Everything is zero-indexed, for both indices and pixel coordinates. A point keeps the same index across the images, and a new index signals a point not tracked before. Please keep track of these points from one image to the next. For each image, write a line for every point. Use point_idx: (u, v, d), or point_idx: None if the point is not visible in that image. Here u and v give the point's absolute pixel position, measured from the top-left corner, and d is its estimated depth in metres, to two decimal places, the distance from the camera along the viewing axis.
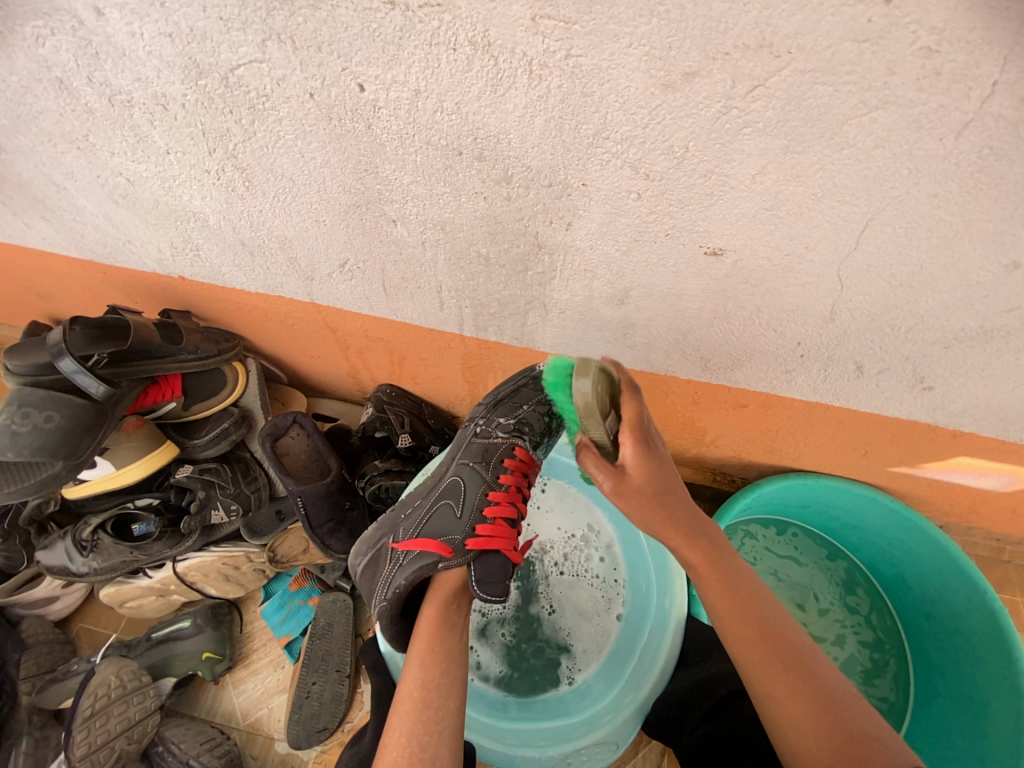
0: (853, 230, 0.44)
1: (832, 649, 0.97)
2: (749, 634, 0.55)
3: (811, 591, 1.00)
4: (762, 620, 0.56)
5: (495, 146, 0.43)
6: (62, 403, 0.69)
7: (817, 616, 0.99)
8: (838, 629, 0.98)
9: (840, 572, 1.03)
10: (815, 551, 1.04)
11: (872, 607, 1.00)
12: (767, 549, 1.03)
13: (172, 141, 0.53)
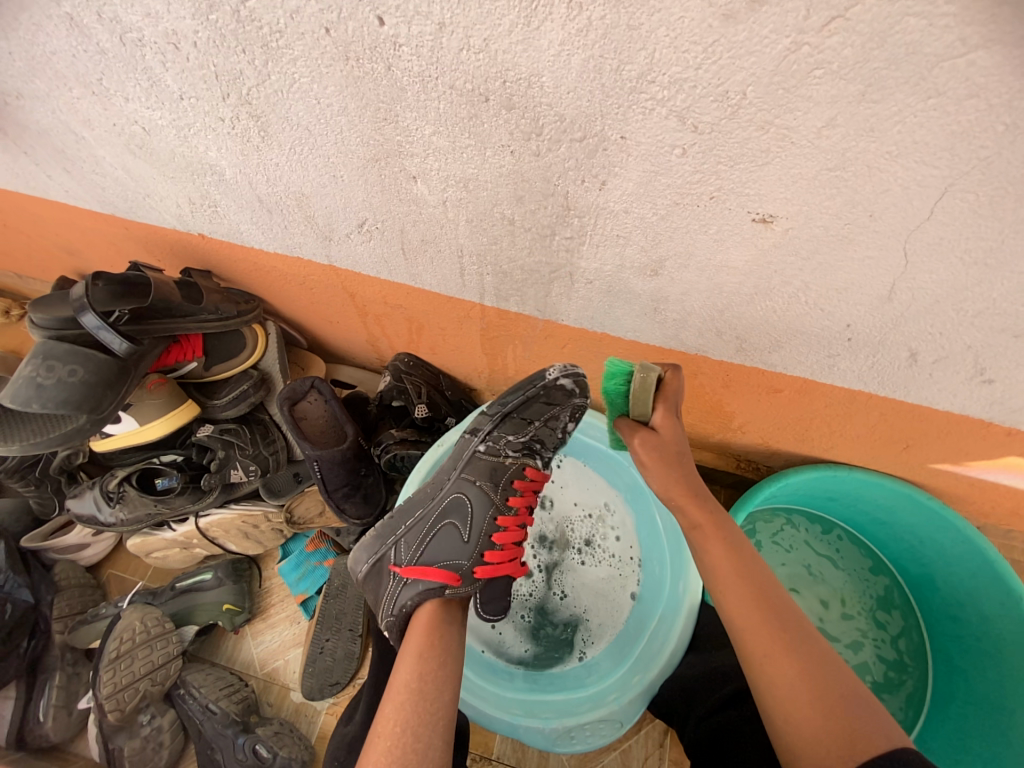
0: (928, 197, 0.39)
1: (847, 653, 0.94)
2: (747, 596, 0.52)
3: (839, 593, 0.97)
4: (758, 583, 0.52)
5: (525, 91, 0.39)
6: (85, 358, 0.69)
7: (839, 619, 0.95)
8: (859, 635, 0.95)
9: (878, 586, 0.98)
10: (858, 559, 0.99)
11: (902, 628, 0.95)
12: (806, 542, 1.00)
13: (186, 86, 0.50)
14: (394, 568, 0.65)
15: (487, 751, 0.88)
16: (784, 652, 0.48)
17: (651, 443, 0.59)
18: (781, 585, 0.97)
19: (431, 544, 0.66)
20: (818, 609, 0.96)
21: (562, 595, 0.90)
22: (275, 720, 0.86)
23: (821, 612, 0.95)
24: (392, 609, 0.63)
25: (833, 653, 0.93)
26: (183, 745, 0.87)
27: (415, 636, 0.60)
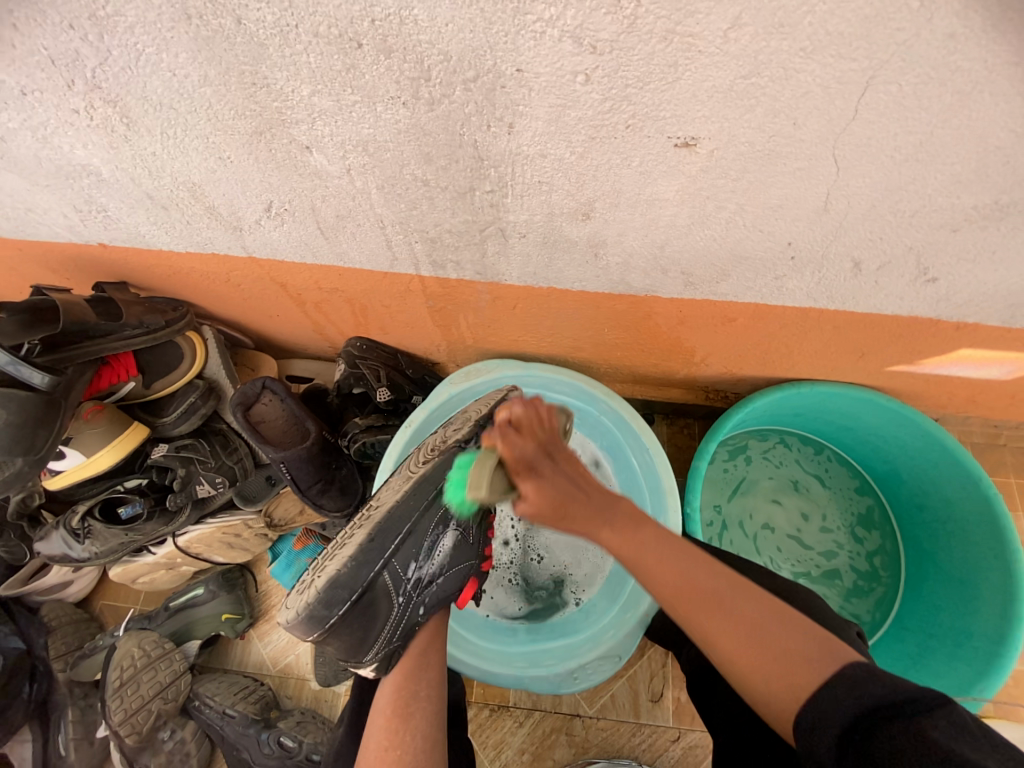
0: (850, 94, 0.36)
1: (819, 559, 0.99)
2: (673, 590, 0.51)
3: (821, 508, 1.01)
4: (687, 574, 0.51)
5: (399, 30, 0.34)
6: (4, 399, 0.63)
7: (814, 530, 1.00)
8: (835, 545, 1.00)
9: (865, 508, 1.01)
10: (847, 481, 1.03)
11: (879, 543, 1.00)
12: (798, 460, 1.03)
13: (20, 77, 0.43)
14: (396, 590, 0.61)
15: (504, 701, 0.93)
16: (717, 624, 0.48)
17: (540, 497, 0.51)
18: (767, 496, 1.01)
19: (436, 556, 0.64)
20: (797, 520, 1.00)
21: (540, 557, 0.93)
22: (295, 711, 0.89)
23: (799, 522, 1.00)
24: (396, 634, 0.62)
25: (805, 558, 0.99)
26: (210, 750, 0.90)
27: (411, 660, 0.62)
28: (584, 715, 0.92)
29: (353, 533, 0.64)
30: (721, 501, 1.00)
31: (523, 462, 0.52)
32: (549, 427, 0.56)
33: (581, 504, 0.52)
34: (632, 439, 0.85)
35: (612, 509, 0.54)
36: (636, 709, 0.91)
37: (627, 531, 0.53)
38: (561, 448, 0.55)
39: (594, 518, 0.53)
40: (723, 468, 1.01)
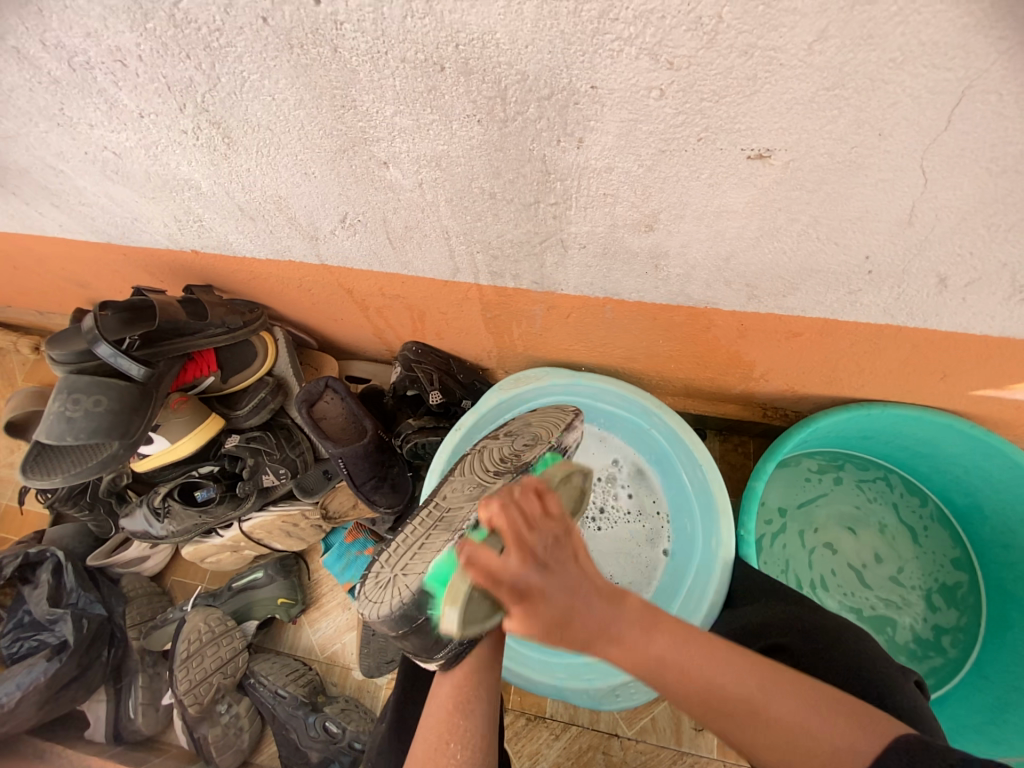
0: (943, 105, 0.34)
1: (874, 601, 0.91)
2: (697, 704, 0.47)
3: (899, 558, 0.93)
4: (711, 685, 0.46)
5: (480, 53, 0.36)
6: (108, 387, 0.72)
7: (880, 573, 0.92)
8: (900, 600, 0.91)
9: (955, 586, 0.91)
10: (947, 549, 0.92)
11: (957, 623, 0.89)
12: (893, 503, 0.95)
13: (143, 103, 0.49)
14: None
15: (540, 710, 0.92)
16: (716, 662, 0.47)
17: (534, 619, 0.44)
18: (840, 521, 0.95)
19: None
20: (865, 556, 0.93)
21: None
22: (340, 698, 0.93)
23: (865, 557, 0.93)
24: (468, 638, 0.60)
25: (858, 596, 0.92)
26: (261, 728, 0.95)
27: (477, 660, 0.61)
28: (623, 735, 0.89)
29: (427, 531, 0.63)
30: (788, 506, 0.96)
31: (495, 584, 0.44)
32: (550, 508, 0.48)
33: (588, 609, 0.45)
34: (683, 454, 0.83)
35: (617, 615, 0.47)
36: (677, 735, 0.88)
37: (620, 587, 0.49)
38: (573, 535, 0.48)
39: (596, 593, 0.46)
40: (803, 478, 0.97)
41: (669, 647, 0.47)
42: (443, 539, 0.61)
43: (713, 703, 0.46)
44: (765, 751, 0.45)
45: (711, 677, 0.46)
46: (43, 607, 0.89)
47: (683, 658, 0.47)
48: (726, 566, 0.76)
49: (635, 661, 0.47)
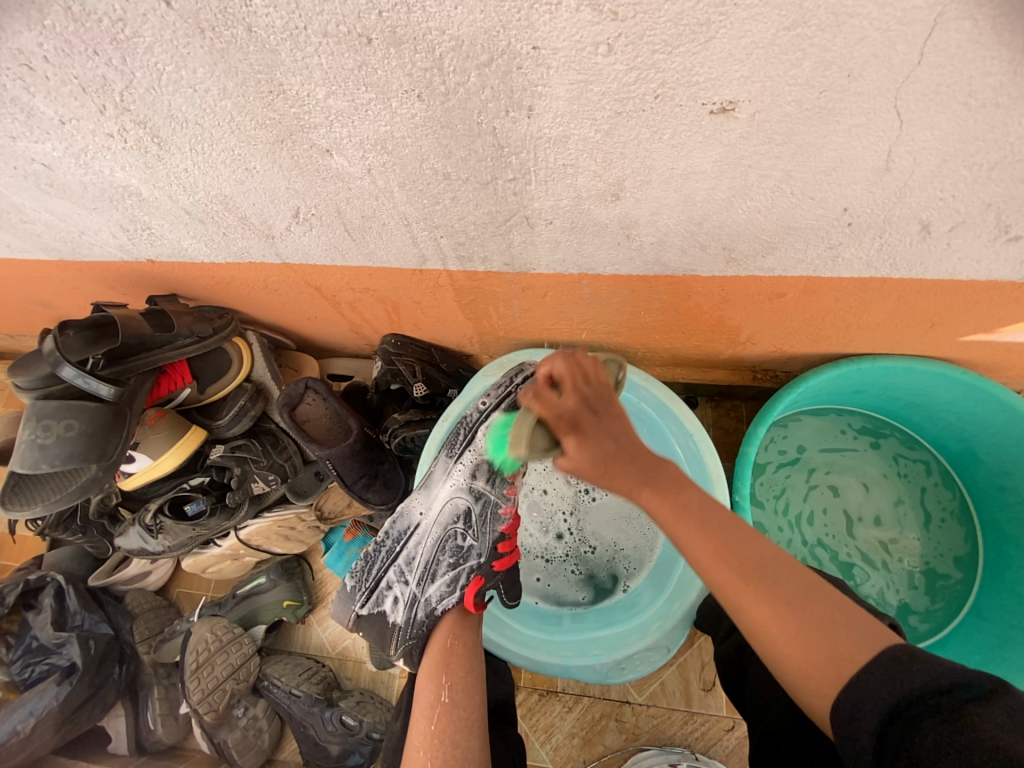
0: (915, 36, 0.32)
1: (855, 549, 0.93)
2: (707, 551, 0.47)
3: (898, 531, 0.93)
4: (722, 537, 0.47)
5: (408, 19, 0.33)
6: (77, 410, 0.70)
7: (872, 532, 0.93)
8: (882, 561, 0.92)
9: (942, 577, 0.91)
10: (954, 546, 0.91)
11: (925, 606, 0.90)
12: (908, 479, 0.94)
13: (59, 107, 0.45)
14: (403, 590, 0.72)
15: (552, 686, 0.94)
16: (757, 596, 0.45)
17: (585, 452, 0.48)
18: (855, 477, 0.95)
19: (435, 555, 0.73)
20: (867, 510, 0.94)
21: (591, 547, 0.92)
22: (354, 691, 0.94)
23: (865, 513, 0.94)
24: (409, 635, 0.69)
25: (840, 540, 0.93)
26: (280, 726, 0.97)
27: (430, 663, 0.65)
28: (634, 702, 0.91)
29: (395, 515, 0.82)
30: (810, 447, 0.96)
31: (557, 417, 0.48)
32: (598, 378, 0.52)
33: (632, 453, 0.49)
34: (674, 424, 0.82)
35: (632, 445, 0.50)
36: (687, 698, 0.90)
37: (669, 493, 0.49)
38: (617, 403, 0.52)
39: (636, 472, 0.49)
40: (837, 428, 0.97)
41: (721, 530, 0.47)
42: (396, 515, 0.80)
43: (730, 555, 0.46)
44: (765, 630, 0.44)
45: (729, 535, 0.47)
46: (48, 632, 0.89)
47: (717, 519, 0.48)
48: None
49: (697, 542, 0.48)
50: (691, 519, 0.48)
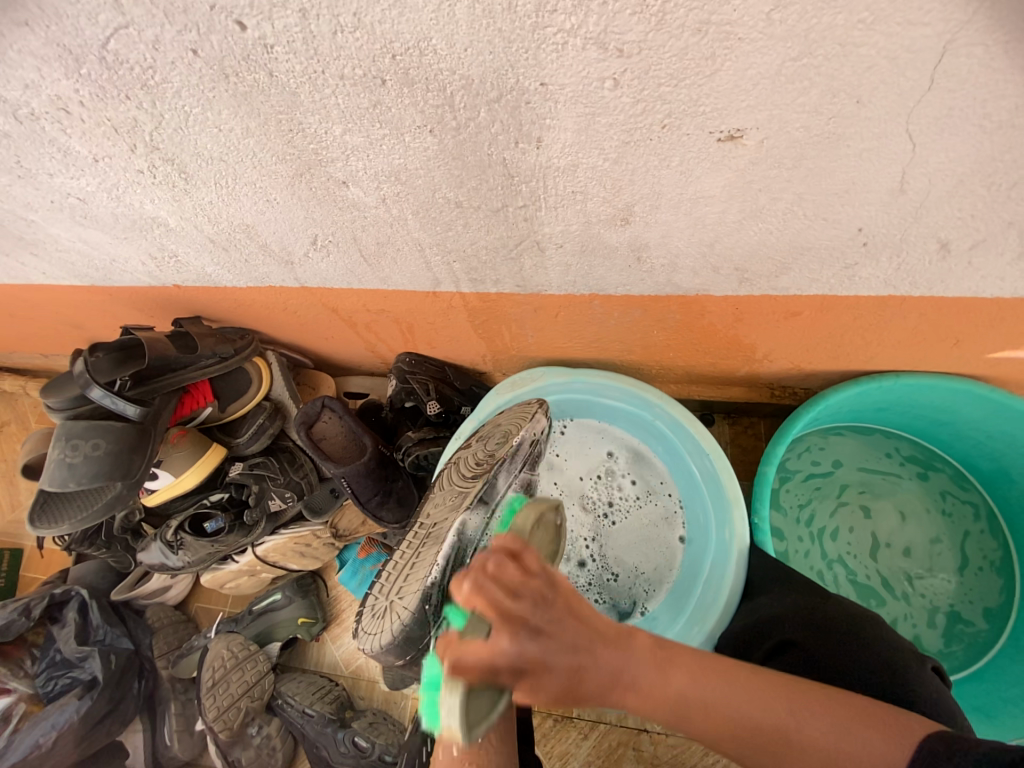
0: (923, 63, 0.32)
1: (874, 571, 0.90)
2: (714, 733, 0.41)
3: (926, 566, 0.89)
4: (733, 720, 0.41)
5: (419, 61, 0.34)
6: (104, 430, 0.72)
7: (897, 559, 0.89)
8: (902, 591, 0.88)
9: (965, 623, 0.86)
10: (987, 596, 0.86)
11: (940, 646, 0.86)
12: (948, 515, 0.90)
13: (94, 147, 0.48)
14: None
15: (567, 711, 0.92)
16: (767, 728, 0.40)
17: (537, 692, 0.39)
18: (891, 503, 0.91)
19: None
20: (897, 536, 0.90)
21: (615, 575, 0.90)
22: (368, 712, 0.94)
23: (894, 539, 0.90)
24: None
25: (859, 560, 0.90)
26: (293, 746, 0.96)
27: None
28: (652, 730, 0.89)
29: (416, 549, 0.63)
30: (847, 464, 0.93)
31: (495, 672, 0.39)
32: (526, 579, 0.40)
33: (596, 667, 0.40)
34: (690, 443, 0.81)
35: (627, 664, 0.41)
36: None
37: (627, 645, 0.41)
38: (563, 590, 0.41)
39: (583, 634, 0.40)
40: (882, 451, 0.93)
41: (689, 678, 0.41)
42: (431, 554, 0.60)
43: (734, 731, 0.41)
44: (750, 735, 0.40)
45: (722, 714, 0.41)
46: (71, 646, 0.91)
47: (703, 689, 0.41)
48: (741, 554, 0.75)
49: (654, 704, 0.41)
50: (670, 702, 0.41)
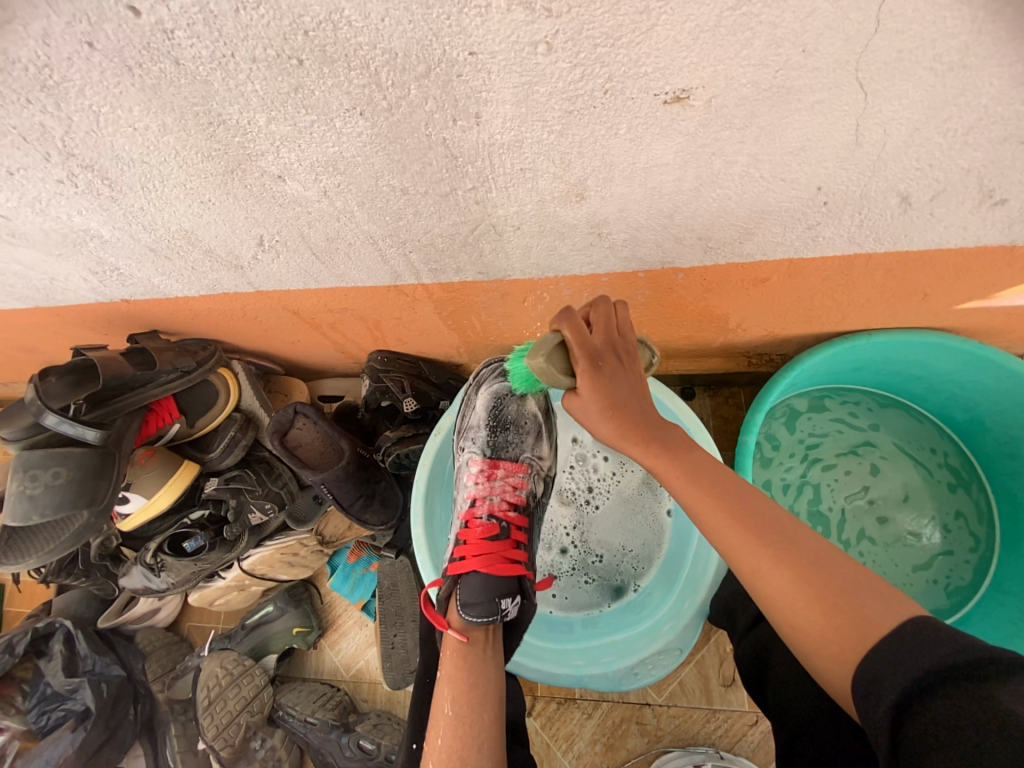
0: (866, 4, 0.30)
1: (842, 508, 0.91)
2: (710, 501, 0.46)
3: (884, 540, 0.90)
4: (736, 502, 0.45)
5: (336, 37, 0.31)
6: (64, 457, 0.69)
7: (866, 510, 0.91)
8: (855, 538, 0.90)
9: None
10: (922, 600, 0.88)
11: None
12: (941, 526, 0.90)
13: (4, 158, 0.44)
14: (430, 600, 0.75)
15: (570, 693, 0.92)
16: (773, 555, 0.42)
17: (600, 385, 0.49)
18: (899, 485, 0.91)
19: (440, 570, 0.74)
20: (887, 503, 0.90)
21: (599, 556, 0.90)
22: (371, 714, 0.93)
23: (882, 501, 0.91)
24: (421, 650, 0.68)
25: (836, 496, 0.92)
26: (300, 755, 0.96)
27: (458, 663, 0.58)
28: (653, 704, 0.90)
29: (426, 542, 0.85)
30: (883, 436, 0.92)
31: (581, 343, 0.51)
32: (629, 330, 0.54)
33: (643, 407, 0.50)
34: (671, 420, 0.81)
35: (681, 446, 0.49)
36: (708, 695, 0.89)
37: (676, 452, 0.48)
38: (634, 356, 0.53)
39: (649, 426, 0.49)
40: (927, 443, 0.91)
41: (706, 462, 0.48)
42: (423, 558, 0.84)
43: (749, 518, 0.44)
44: (785, 602, 0.41)
45: (744, 502, 0.46)
46: (59, 680, 0.89)
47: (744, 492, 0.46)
48: None
49: (677, 472, 0.48)
50: (705, 481, 0.47)
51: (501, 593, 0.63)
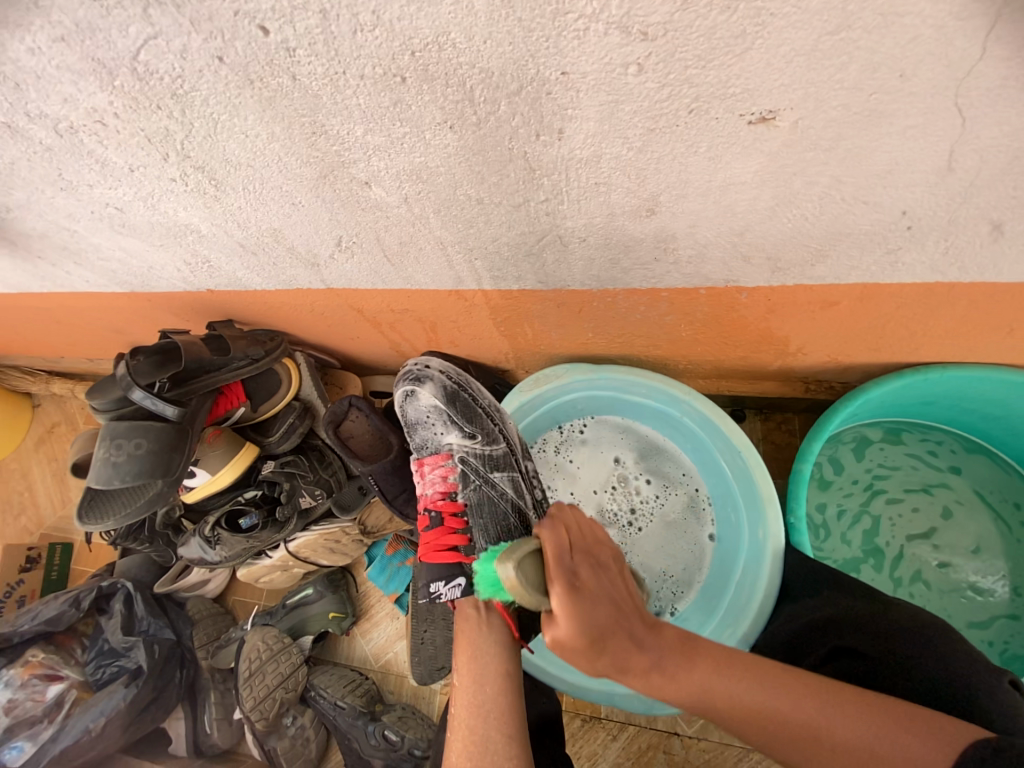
0: (975, 29, 0.29)
1: (899, 544, 0.86)
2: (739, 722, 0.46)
3: (941, 588, 0.84)
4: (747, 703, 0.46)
5: (438, 56, 0.34)
6: (145, 430, 0.76)
7: (927, 551, 0.85)
8: (909, 578, 0.85)
9: None
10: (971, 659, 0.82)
11: None
12: (1010, 589, 0.82)
13: (129, 157, 0.50)
14: None
15: (595, 711, 0.91)
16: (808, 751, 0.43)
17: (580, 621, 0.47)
18: (970, 536, 0.84)
19: None
20: (953, 551, 0.84)
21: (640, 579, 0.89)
22: (397, 705, 0.95)
23: (947, 547, 0.84)
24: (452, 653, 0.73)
25: (896, 530, 0.86)
26: (326, 737, 0.99)
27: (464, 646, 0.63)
28: (682, 733, 0.87)
29: None
30: (960, 481, 0.86)
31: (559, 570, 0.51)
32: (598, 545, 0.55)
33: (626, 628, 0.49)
34: (720, 441, 0.79)
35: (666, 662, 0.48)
36: (740, 732, 0.85)
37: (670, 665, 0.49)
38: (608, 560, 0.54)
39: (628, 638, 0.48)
40: (1012, 498, 0.84)
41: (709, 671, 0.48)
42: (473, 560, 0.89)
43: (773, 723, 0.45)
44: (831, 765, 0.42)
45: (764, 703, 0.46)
46: (119, 636, 0.96)
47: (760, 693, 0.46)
48: (777, 557, 0.71)
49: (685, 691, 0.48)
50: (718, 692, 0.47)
51: (434, 579, 0.71)
